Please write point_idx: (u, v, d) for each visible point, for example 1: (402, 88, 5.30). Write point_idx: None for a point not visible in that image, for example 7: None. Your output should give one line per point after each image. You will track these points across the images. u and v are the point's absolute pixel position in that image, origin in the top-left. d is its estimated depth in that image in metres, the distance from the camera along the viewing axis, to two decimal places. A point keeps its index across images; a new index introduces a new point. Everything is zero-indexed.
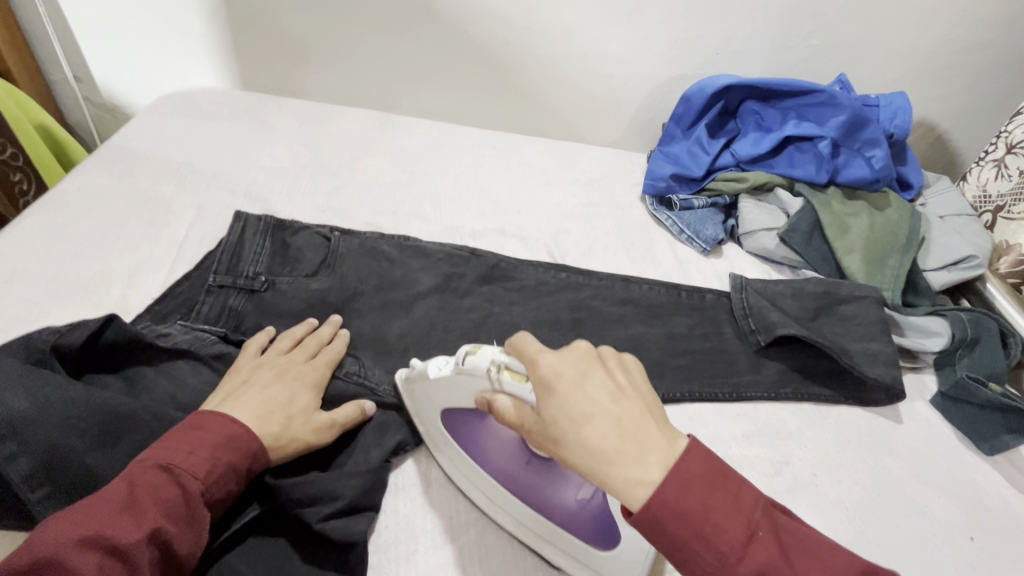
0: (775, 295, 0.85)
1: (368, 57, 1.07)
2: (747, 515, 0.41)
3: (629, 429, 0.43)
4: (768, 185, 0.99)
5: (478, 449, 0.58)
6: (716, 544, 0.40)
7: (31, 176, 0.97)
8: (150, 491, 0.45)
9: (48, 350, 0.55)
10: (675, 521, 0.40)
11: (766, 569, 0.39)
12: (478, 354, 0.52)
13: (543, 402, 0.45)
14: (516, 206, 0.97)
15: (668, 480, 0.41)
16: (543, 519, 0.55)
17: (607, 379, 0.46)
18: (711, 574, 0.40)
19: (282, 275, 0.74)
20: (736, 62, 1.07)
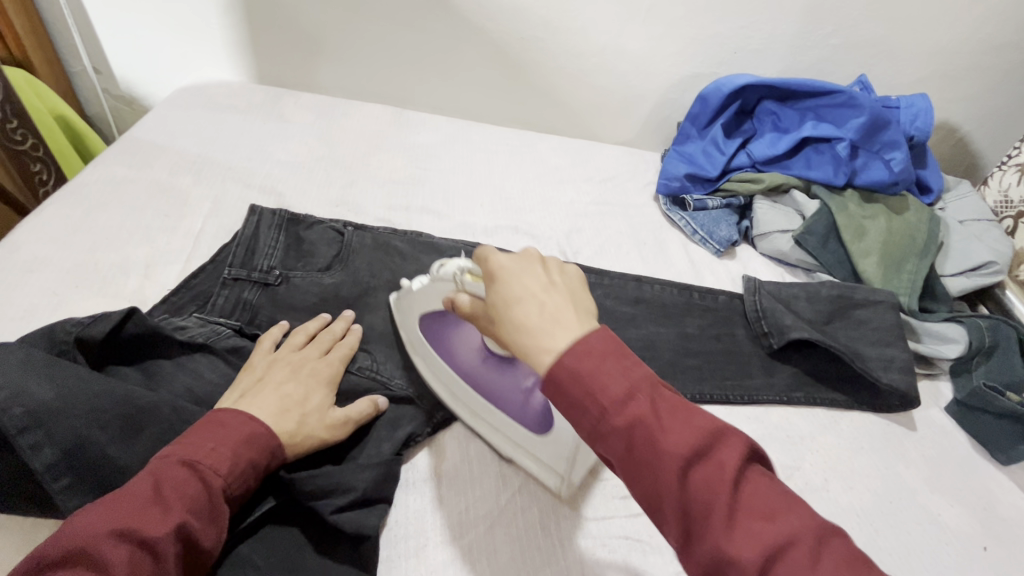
0: (789, 299, 0.84)
1: (383, 52, 1.07)
2: (633, 380, 0.42)
3: (551, 308, 0.46)
4: (784, 186, 0.97)
5: (445, 345, 0.66)
6: (597, 398, 0.41)
7: (51, 166, 0.99)
8: (175, 487, 0.45)
9: (72, 340, 0.56)
10: (564, 375, 0.42)
11: (636, 422, 0.40)
12: (445, 267, 0.57)
13: (488, 289, 0.50)
14: (529, 204, 0.97)
15: (570, 345, 0.43)
16: (492, 407, 0.63)
17: (547, 272, 0.49)
18: (589, 426, 0.42)
19: (296, 269, 0.75)
20: (754, 61, 1.05)
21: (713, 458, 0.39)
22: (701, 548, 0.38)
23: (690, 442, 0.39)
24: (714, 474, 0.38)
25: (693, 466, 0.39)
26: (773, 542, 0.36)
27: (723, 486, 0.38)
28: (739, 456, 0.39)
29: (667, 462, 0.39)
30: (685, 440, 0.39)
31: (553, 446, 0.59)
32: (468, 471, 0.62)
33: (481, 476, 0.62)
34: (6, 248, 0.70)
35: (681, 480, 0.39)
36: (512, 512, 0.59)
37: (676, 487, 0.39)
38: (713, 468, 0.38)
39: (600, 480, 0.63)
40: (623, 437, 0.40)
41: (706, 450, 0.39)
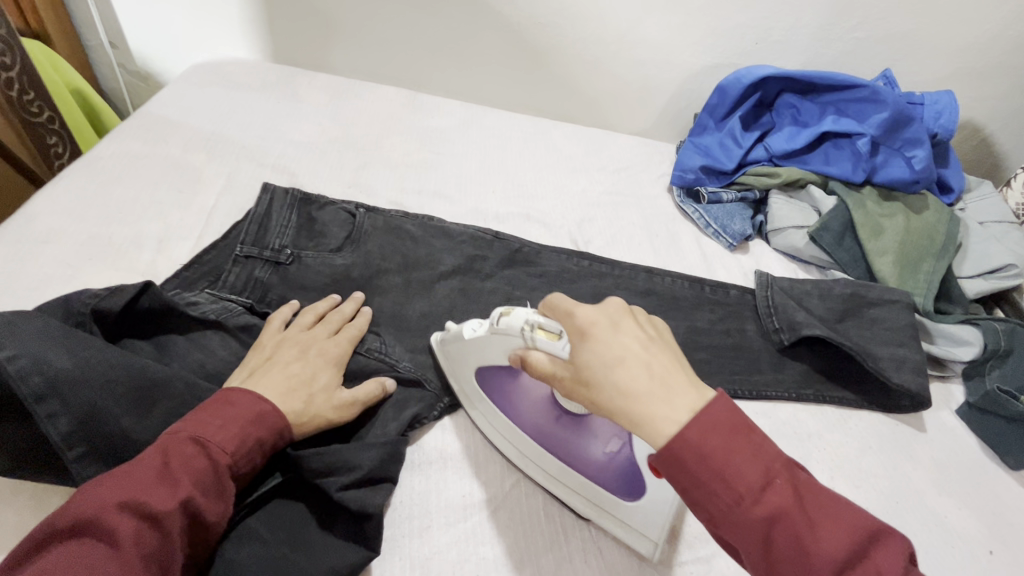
0: (801, 295, 0.83)
1: (398, 33, 1.06)
2: (768, 467, 0.42)
3: (657, 373, 0.45)
4: (801, 181, 0.96)
5: (509, 402, 0.61)
6: (732, 485, 0.41)
7: (66, 140, 0.99)
8: (182, 463, 0.45)
9: (88, 312, 0.57)
10: (689, 455, 0.42)
11: (778, 516, 0.40)
12: (508, 317, 0.54)
13: (579, 349, 0.47)
14: (541, 191, 0.96)
15: (692, 418, 0.43)
16: (571, 471, 0.58)
17: (638, 328, 0.48)
18: (721, 512, 0.42)
19: (307, 249, 0.75)
20: (776, 53, 1.03)
21: (870, 562, 0.38)
22: None
23: (838, 542, 0.39)
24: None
25: (847, 567, 0.39)
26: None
27: None
28: (900, 562, 0.38)
29: (813, 560, 0.39)
30: (833, 540, 0.40)
31: (645, 511, 0.54)
32: (473, 457, 0.62)
33: (486, 460, 0.62)
34: (22, 218, 0.71)
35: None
36: (514, 498, 0.59)
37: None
38: (867, 569, 0.38)
39: None
40: (760, 529, 0.41)
41: (857, 549, 0.39)
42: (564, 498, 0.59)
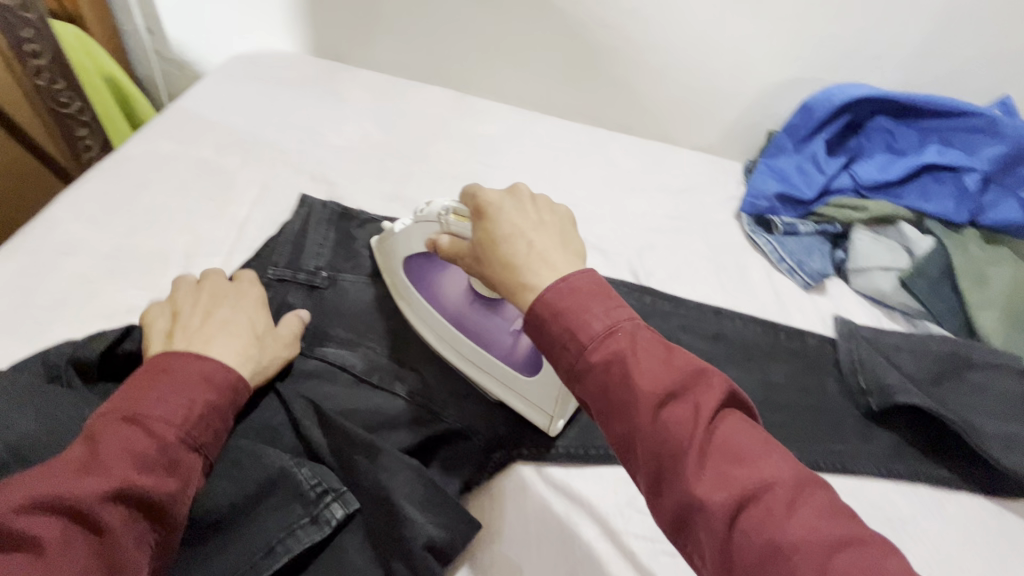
0: (890, 349, 0.73)
1: (450, 29, 0.98)
2: (616, 318, 0.39)
3: (537, 247, 0.44)
4: (891, 218, 0.86)
5: (429, 286, 0.64)
6: (577, 333, 0.39)
7: (97, 132, 0.93)
8: (117, 445, 0.39)
9: (65, 362, 0.52)
10: (546, 310, 0.40)
11: (613, 361, 0.38)
12: (429, 207, 0.57)
13: (474, 228, 0.48)
14: (598, 213, 0.88)
15: (554, 282, 0.41)
16: (483, 352, 0.60)
17: (529, 211, 0.47)
18: (567, 366, 0.40)
19: (344, 271, 0.68)
20: (868, 69, 0.92)
21: (691, 397, 0.36)
22: (671, 494, 0.35)
23: (666, 382, 0.37)
24: (688, 416, 0.36)
25: (667, 405, 0.36)
26: (744, 484, 0.33)
27: (694, 428, 0.35)
28: (720, 400, 0.36)
29: (640, 400, 0.36)
30: (662, 378, 0.37)
31: (543, 387, 0.57)
32: (529, 529, 0.55)
33: (539, 534, 0.54)
34: (44, 223, 0.65)
35: (656, 427, 0.36)
36: None
37: (650, 427, 0.36)
38: (687, 408, 0.36)
39: (674, 556, 0.55)
40: (599, 377, 0.38)
41: (682, 389, 0.37)
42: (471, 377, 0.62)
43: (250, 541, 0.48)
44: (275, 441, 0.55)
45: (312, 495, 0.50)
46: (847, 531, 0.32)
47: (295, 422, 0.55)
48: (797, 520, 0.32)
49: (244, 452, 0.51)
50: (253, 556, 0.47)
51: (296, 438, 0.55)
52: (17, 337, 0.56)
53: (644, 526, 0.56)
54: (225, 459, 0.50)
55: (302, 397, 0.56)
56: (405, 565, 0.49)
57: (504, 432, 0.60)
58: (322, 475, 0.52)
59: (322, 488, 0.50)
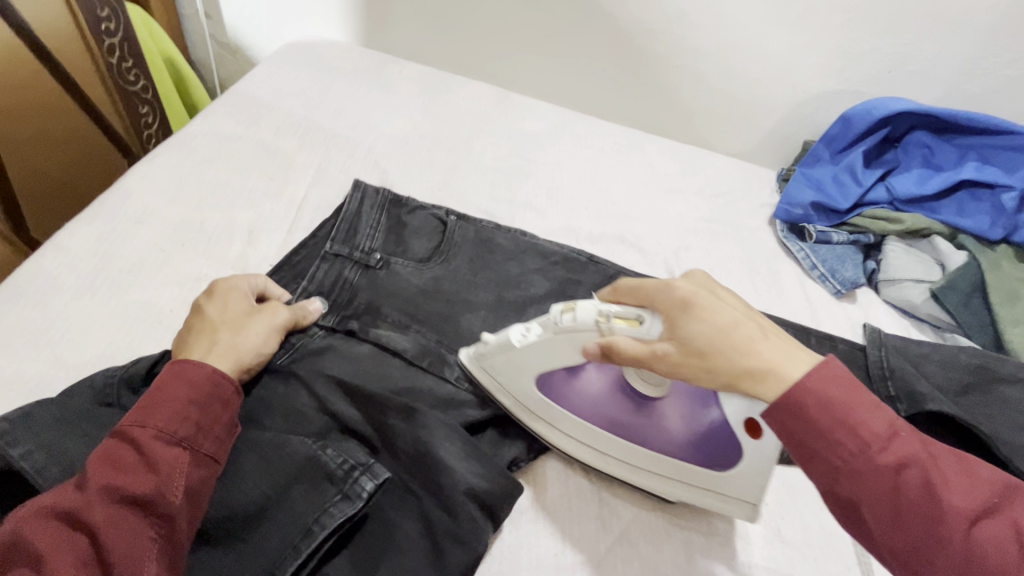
0: (917, 360, 0.75)
1: (499, 28, 1.01)
2: (894, 421, 0.43)
3: (767, 334, 0.46)
4: (925, 231, 0.87)
5: (575, 403, 0.58)
6: (810, 381, 0.43)
7: (157, 111, 0.98)
8: (98, 456, 0.43)
9: (119, 382, 0.52)
10: (813, 401, 0.43)
11: (908, 464, 0.41)
12: (573, 314, 0.52)
13: (685, 322, 0.46)
14: (636, 212, 0.90)
15: (809, 372, 0.44)
16: (660, 457, 0.56)
17: (715, 291, 0.49)
18: (847, 465, 0.42)
19: (397, 255, 0.71)
20: (909, 84, 0.94)
21: (905, 425, 0.43)
22: None
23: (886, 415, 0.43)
24: (912, 441, 0.42)
25: (981, 518, 0.39)
26: (973, 493, 0.40)
27: (1013, 542, 0.38)
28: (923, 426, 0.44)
29: (952, 511, 0.40)
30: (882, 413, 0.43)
31: (745, 479, 0.54)
32: (568, 508, 0.57)
33: (581, 515, 0.57)
34: (118, 193, 0.69)
35: (970, 538, 0.39)
36: (611, 564, 0.54)
37: (889, 456, 0.41)
38: (1002, 523, 0.39)
39: (706, 538, 0.57)
40: (891, 478, 0.41)
41: (992, 504, 0.40)
42: (652, 486, 0.57)
43: (287, 523, 0.48)
44: (301, 426, 0.55)
45: (340, 472, 0.50)
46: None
47: (320, 402, 0.56)
48: None
49: (267, 442, 0.51)
50: (292, 537, 0.47)
51: (323, 416, 0.56)
52: (96, 298, 0.60)
53: (679, 511, 0.59)
54: (251, 451, 0.51)
55: (321, 375, 0.58)
56: (447, 516, 0.51)
57: None
58: (347, 453, 0.51)
59: (349, 464, 0.50)
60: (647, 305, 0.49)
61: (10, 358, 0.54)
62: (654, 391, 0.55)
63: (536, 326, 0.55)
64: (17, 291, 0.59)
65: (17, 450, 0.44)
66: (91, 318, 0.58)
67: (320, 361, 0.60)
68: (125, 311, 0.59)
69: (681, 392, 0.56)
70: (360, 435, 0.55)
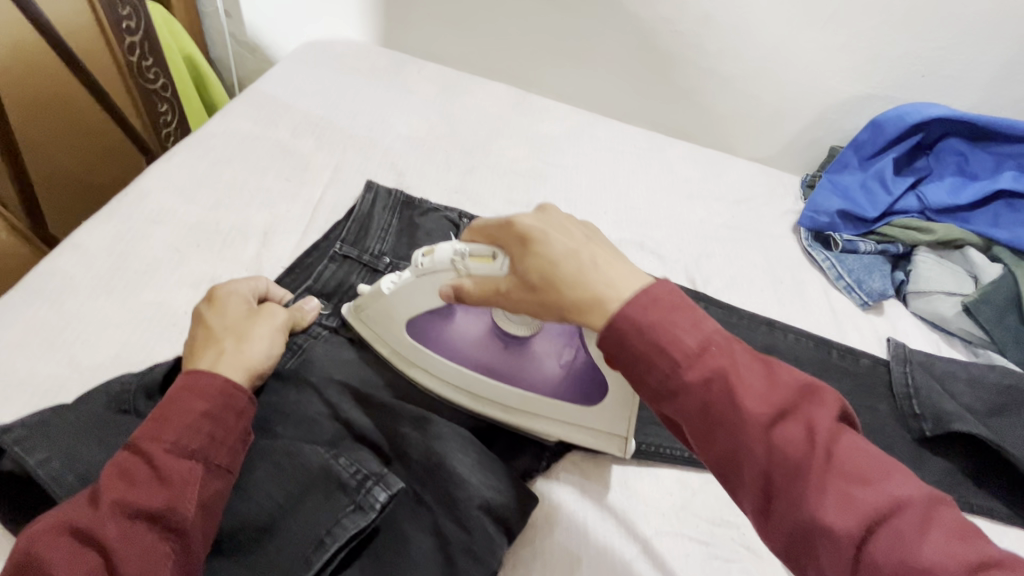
0: (945, 377, 0.72)
1: (518, 28, 0.99)
2: (707, 333, 0.40)
3: (600, 261, 0.45)
4: (958, 242, 0.84)
5: (444, 347, 0.59)
6: (671, 352, 0.40)
7: (176, 108, 0.98)
8: (112, 471, 0.42)
9: (136, 388, 0.52)
10: (629, 326, 0.41)
11: (714, 377, 0.39)
12: (433, 257, 0.52)
13: (522, 255, 0.47)
14: (655, 218, 0.88)
15: (633, 294, 0.42)
16: (534, 398, 0.58)
17: (567, 226, 0.48)
18: (660, 383, 0.41)
19: (408, 257, 0.70)
20: (943, 90, 0.90)
21: (801, 416, 0.38)
22: (788, 514, 0.36)
23: (774, 401, 0.38)
24: (801, 437, 0.37)
25: (780, 423, 0.38)
26: (870, 508, 0.34)
27: (817, 448, 0.36)
28: (833, 417, 0.38)
29: (751, 420, 0.38)
30: (767, 400, 0.38)
31: (608, 412, 0.57)
32: (583, 524, 0.56)
33: (597, 529, 0.55)
34: (135, 193, 0.69)
35: (771, 447, 0.37)
36: None
37: (762, 449, 0.37)
38: (801, 426, 0.37)
39: (726, 560, 0.55)
40: (702, 395, 0.39)
41: (793, 407, 0.38)
42: (530, 429, 0.58)
43: (299, 535, 0.47)
44: (313, 433, 0.54)
45: (353, 483, 0.49)
46: (980, 550, 0.32)
47: (332, 409, 0.55)
48: (933, 542, 0.33)
49: (280, 452, 0.50)
50: (306, 550, 0.46)
51: (335, 424, 0.55)
52: (112, 299, 0.59)
53: (698, 529, 0.57)
54: (264, 461, 0.50)
55: (333, 382, 0.57)
56: (461, 530, 0.50)
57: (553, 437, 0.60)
58: (360, 463, 0.50)
59: (362, 474, 0.49)
60: (498, 244, 0.49)
61: (25, 358, 0.54)
62: (526, 332, 0.57)
63: (406, 270, 0.56)
64: (34, 289, 0.58)
65: (34, 458, 0.44)
66: (107, 319, 0.58)
67: (329, 366, 0.58)
68: (140, 312, 0.59)
69: (555, 334, 0.58)
70: (371, 443, 0.54)
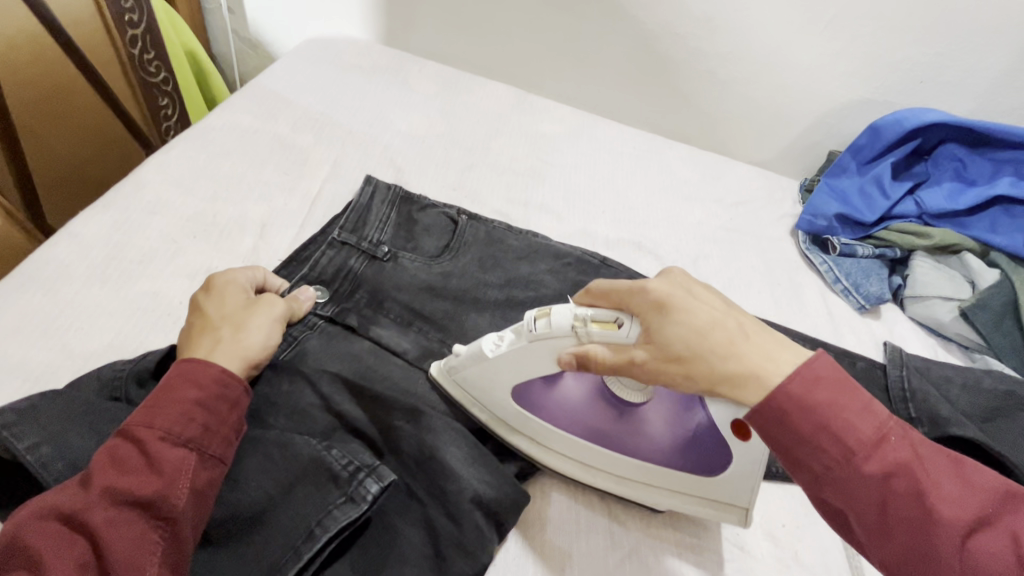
0: (940, 381, 0.72)
1: (520, 29, 1.00)
2: (882, 422, 0.41)
3: (744, 333, 0.44)
4: (955, 248, 0.84)
5: (548, 413, 0.55)
6: (847, 441, 0.40)
7: (176, 103, 0.98)
8: (102, 457, 0.42)
9: (128, 376, 0.51)
10: (791, 406, 0.41)
11: (895, 472, 0.40)
12: (549, 321, 0.49)
13: (662, 326, 0.44)
14: (654, 218, 0.88)
15: (792, 371, 0.42)
16: (650, 467, 0.53)
17: (694, 288, 0.46)
18: (831, 473, 0.41)
19: (405, 250, 0.70)
20: (941, 96, 0.91)
21: (998, 524, 0.39)
22: None
23: (966, 504, 0.40)
24: (1001, 544, 0.38)
25: (977, 529, 0.39)
26: None
27: (1012, 555, 0.38)
28: None
29: (941, 522, 0.39)
30: (960, 503, 0.40)
31: (734, 485, 0.52)
32: (575, 521, 0.55)
33: (591, 527, 0.55)
34: (133, 183, 0.69)
35: (962, 548, 0.39)
36: None
37: (956, 555, 0.38)
38: (995, 532, 0.39)
39: (719, 559, 0.55)
40: (880, 487, 0.40)
41: (985, 512, 0.39)
42: (640, 496, 0.55)
43: (288, 525, 0.46)
44: (305, 425, 0.54)
45: (345, 474, 0.49)
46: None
47: (325, 401, 0.55)
48: None
49: (272, 443, 0.50)
50: (295, 540, 0.46)
51: (328, 416, 0.54)
52: (106, 287, 0.59)
53: (691, 528, 0.57)
54: (255, 451, 0.50)
55: (326, 374, 0.56)
56: (451, 523, 0.49)
57: None
58: (352, 454, 0.50)
59: (354, 466, 0.49)
60: (624, 309, 0.47)
61: (17, 345, 0.54)
62: (642, 399, 0.53)
63: (514, 332, 0.52)
64: (27, 277, 0.58)
65: (22, 444, 0.44)
66: (100, 307, 0.58)
67: (324, 358, 0.59)
68: (135, 301, 0.59)
69: (670, 399, 0.53)
70: (364, 436, 0.54)
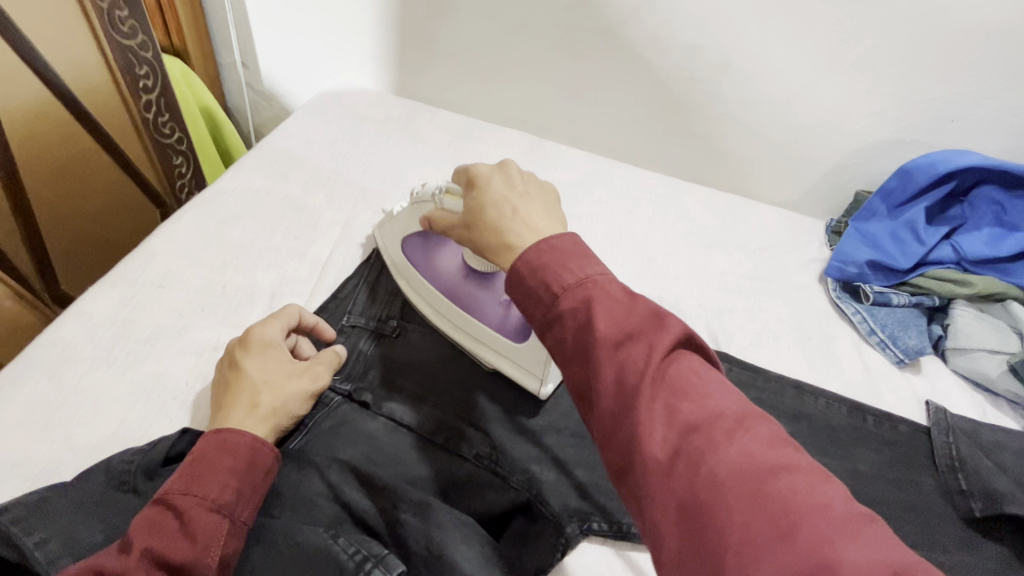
0: (992, 448, 0.66)
1: (532, 76, 0.99)
2: (591, 273, 0.40)
3: (523, 211, 0.47)
4: (998, 295, 0.80)
5: (427, 259, 0.67)
6: (548, 287, 0.40)
7: (190, 161, 0.99)
8: (141, 524, 0.41)
9: (137, 467, 0.49)
10: (524, 269, 0.42)
11: (580, 308, 0.38)
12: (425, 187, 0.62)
13: (466, 197, 0.51)
14: (674, 268, 0.85)
15: (534, 243, 0.43)
16: (476, 322, 0.64)
17: (512, 176, 0.51)
18: (541, 317, 0.40)
19: (415, 319, 0.69)
20: (976, 135, 0.87)
21: (646, 340, 0.35)
22: (620, 438, 0.34)
23: (624, 326, 0.36)
24: (643, 358, 0.35)
25: (626, 346, 0.36)
26: (689, 420, 0.33)
27: (650, 366, 0.34)
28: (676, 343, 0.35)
29: (599, 342, 0.36)
30: (621, 323, 0.36)
31: (532, 349, 0.61)
32: None
33: None
34: (143, 255, 0.68)
35: (617, 365, 0.35)
36: None
37: (611, 369, 0.35)
38: (643, 349, 0.35)
39: None
40: (570, 323, 0.38)
41: (640, 331, 0.36)
42: (466, 346, 0.64)
43: None
44: (312, 516, 0.50)
45: (351, 565, 0.44)
46: (783, 458, 0.31)
47: (332, 489, 0.52)
48: (735, 449, 0.31)
49: (280, 535, 0.47)
50: None
51: (335, 506, 0.51)
52: (111, 370, 0.58)
53: None
54: (262, 541, 0.46)
55: (336, 462, 0.53)
56: None
57: (574, 504, 0.56)
58: (359, 543, 0.46)
59: (362, 556, 0.45)
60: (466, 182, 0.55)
61: (19, 440, 0.52)
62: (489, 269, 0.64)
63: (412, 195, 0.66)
64: (35, 361, 0.57)
65: (31, 538, 0.40)
66: (105, 393, 0.56)
67: (336, 445, 0.56)
68: (139, 384, 0.58)
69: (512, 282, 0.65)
70: (371, 528, 0.51)
